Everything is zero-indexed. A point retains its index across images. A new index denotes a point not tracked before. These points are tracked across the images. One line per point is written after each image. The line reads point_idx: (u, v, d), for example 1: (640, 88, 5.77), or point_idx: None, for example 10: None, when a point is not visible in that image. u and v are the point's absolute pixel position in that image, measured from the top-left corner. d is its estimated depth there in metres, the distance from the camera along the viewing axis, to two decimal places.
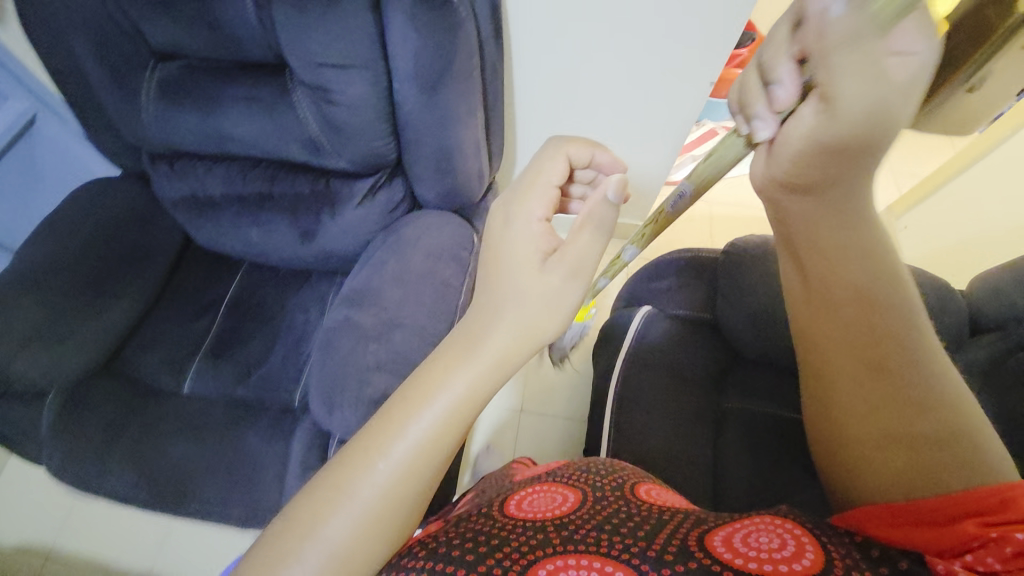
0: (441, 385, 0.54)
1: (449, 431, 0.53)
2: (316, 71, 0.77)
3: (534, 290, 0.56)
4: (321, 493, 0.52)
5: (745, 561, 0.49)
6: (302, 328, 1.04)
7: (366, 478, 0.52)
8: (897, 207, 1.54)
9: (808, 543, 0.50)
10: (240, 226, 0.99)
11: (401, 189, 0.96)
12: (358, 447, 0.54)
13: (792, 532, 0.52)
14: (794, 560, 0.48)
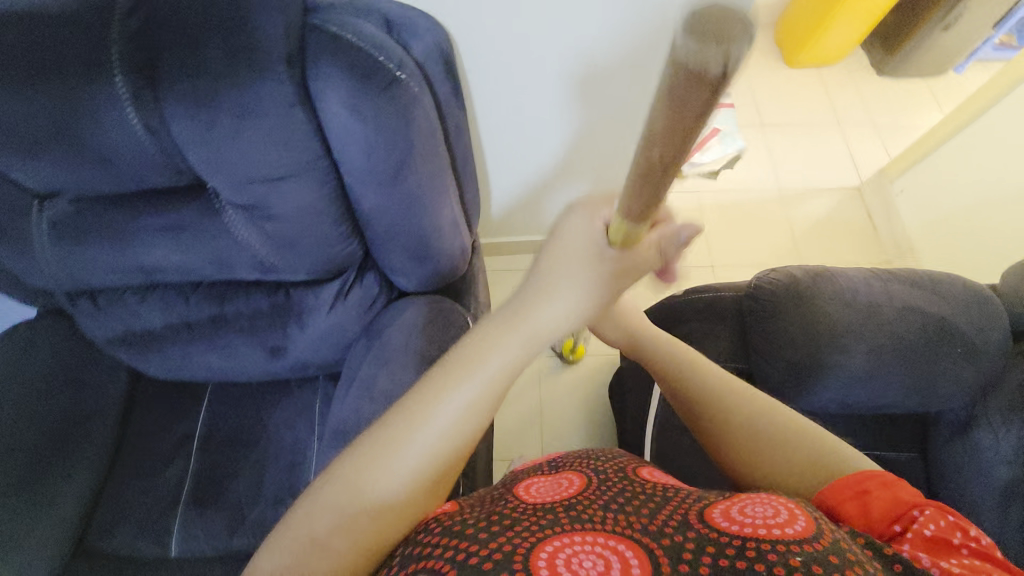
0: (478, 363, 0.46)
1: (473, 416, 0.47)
2: (247, 188, 0.62)
3: (584, 291, 0.44)
4: (316, 512, 0.46)
5: (746, 529, 0.44)
6: (293, 449, 0.91)
7: (408, 437, 0.46)
8: (889, 171, 1.51)
9: (804, 514, 0.45)
10: (196, 354, 0.84)
11: (375, 282, 0.82)
12: (398, 407, 0.48)
13: (792, 505, 0.46)
14: (793, 528, 0.43)
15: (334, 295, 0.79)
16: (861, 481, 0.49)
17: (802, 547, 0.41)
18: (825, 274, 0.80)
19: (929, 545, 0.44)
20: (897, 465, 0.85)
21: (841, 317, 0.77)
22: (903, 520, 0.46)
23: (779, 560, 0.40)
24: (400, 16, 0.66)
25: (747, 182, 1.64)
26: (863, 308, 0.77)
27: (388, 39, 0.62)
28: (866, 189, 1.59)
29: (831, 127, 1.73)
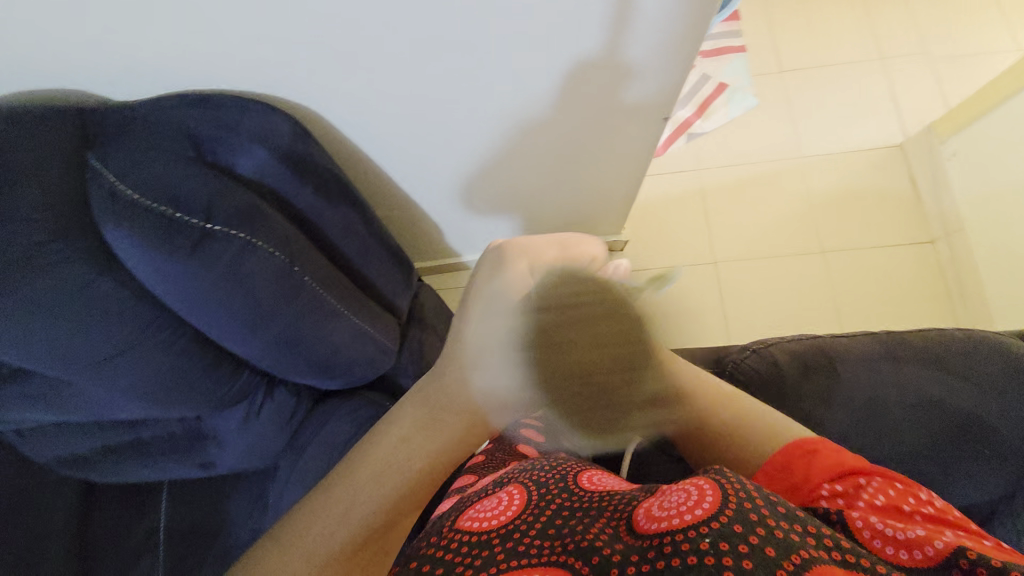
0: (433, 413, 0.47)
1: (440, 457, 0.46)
2: (81, 373, 0.53)
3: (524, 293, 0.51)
4: None
5: (666, 523, 0.41)
6: (253, 538, 0.90)
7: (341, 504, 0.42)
8: (939, 127, 1.22)
9: (710, 485, 0.43)
10: (130, 469, 0.82)
11: (289, 396, 0.74)
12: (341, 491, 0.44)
13: (702, 480, 0.44)
14: (704, 506, 0.41)
15: (243, 418, 0.72)
16: (792, 452, 0.49)
17: (710, 524, 0.39)
18: (817, 359, 0.67)
19: (874, 511, 0.43)
20: None
21: (843, 420, 0.64)
22: (841, 483, 0.45)
23: (692, 548, 0.38)
24: (212, 129, 0.53)
25: (760, 150, 1.37)
26: (869, 404, 0.64)
27: (185, 176, 0.50)
28: (910, 148, 1.31)
29: (872, 65, 1.39)
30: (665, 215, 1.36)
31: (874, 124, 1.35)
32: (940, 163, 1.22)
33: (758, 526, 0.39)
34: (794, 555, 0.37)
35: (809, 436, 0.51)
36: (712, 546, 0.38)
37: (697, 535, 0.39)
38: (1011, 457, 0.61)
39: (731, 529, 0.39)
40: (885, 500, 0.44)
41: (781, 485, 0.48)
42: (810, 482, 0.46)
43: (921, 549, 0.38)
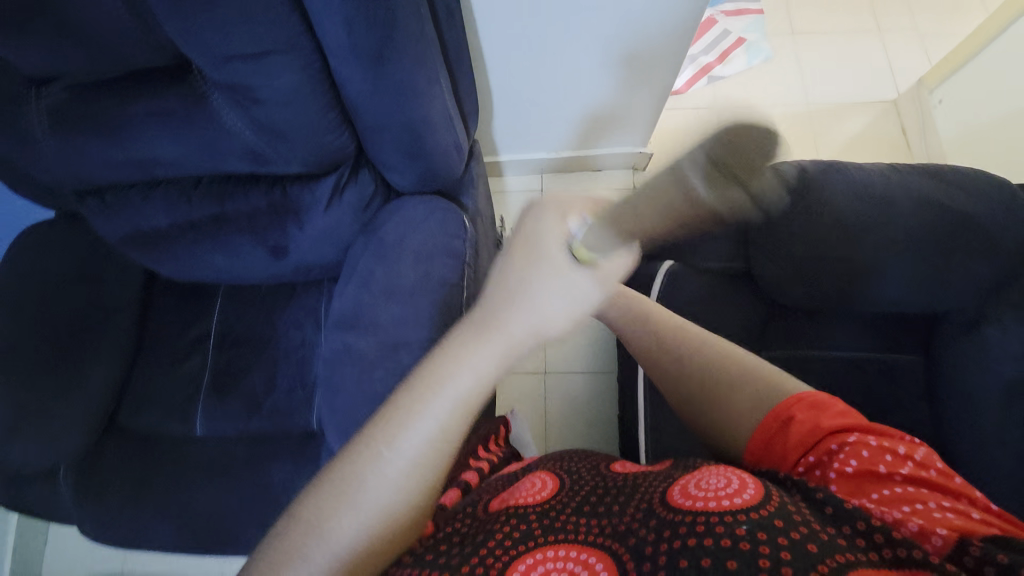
0: (451, 376, 0.49)
1: (465, 411, 0.49)
2: (228, 66, 0.60)
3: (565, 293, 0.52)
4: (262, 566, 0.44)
5: (706, 503, 0.51)
6: (301, 348, 0.95)
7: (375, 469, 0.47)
8: (928, 80, 1.40)
9: (754, 483, 0.53)
10: (204, 254, 0.87)
11: (371, 180, 0.82)
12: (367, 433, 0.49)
13: (744, 477, 0.54)
14: (743, 497, 0.50)
15: (330, 191, 0.80)
16: (772, 426, 0.59)
17: (750, 513, 0.48)
18: (828, 165, 0.76)
19: (852, 479, 0.53)
20: (896, 369, 0.85)
21: (843, 206, 0.74)
22: (817, 453, 0.56)
23: (726, 531, 0.47)
24: None
25: (771, 97, 1.53)
26: (868, 195, 0.73)
27: None
28: (903, 103, 1.48)
29: (870, 33, 1.59)
30: (683, 141, 1.50)
31: (870, 83, 1.53)
32: (929, 110, 1.39)
33: (800, 526, 0.47)
34: (832, 555, 0.44)
35: (786, 401, 0.59)
36: (750, 532, 0.46)
37: (733, 520, 0.48)
38: (996, 246, 0.72)
39: (771, 521, 0.47)
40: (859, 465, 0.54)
41: (768, 458, 0.60)
42: (787, 459, 0.57)
43: (928, 538, 0.47)
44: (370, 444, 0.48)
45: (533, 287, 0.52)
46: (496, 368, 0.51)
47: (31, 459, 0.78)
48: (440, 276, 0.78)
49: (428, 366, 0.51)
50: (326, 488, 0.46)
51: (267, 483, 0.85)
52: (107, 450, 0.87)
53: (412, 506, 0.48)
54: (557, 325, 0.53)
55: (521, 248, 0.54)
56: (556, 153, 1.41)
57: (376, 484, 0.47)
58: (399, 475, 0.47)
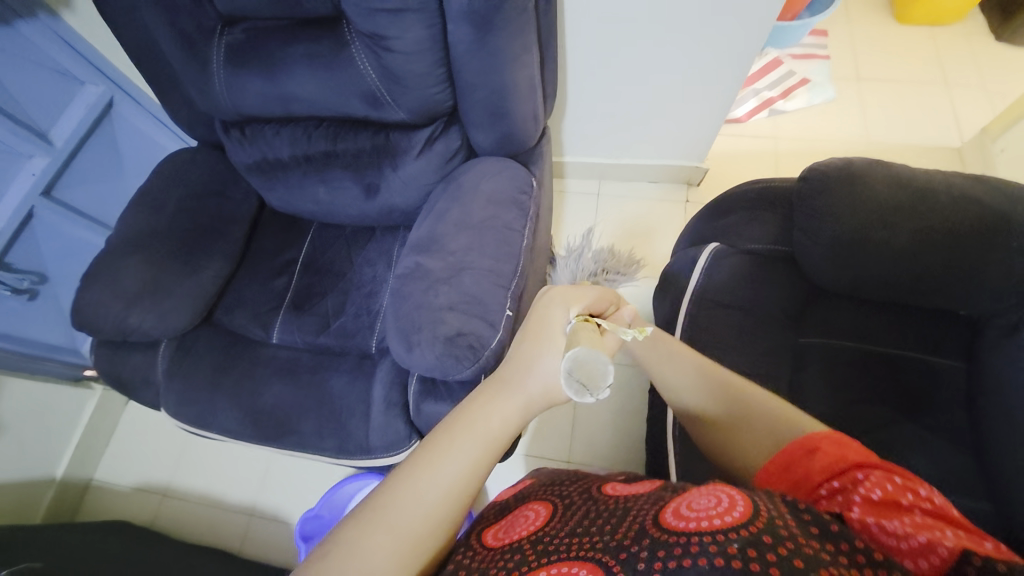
0: (481, 421, 0.55)
1: (494, 449, 0.54)
2: (373, 16, 0.76)
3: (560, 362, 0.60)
4: (334, 541, 0.46)
5: (695, 524, 0.44)
6: (371, 282, 1.07)
7: (449, 458, 0.51)
8: (992, 128, 1.44)
9: (743, 498, 0.45)
10: (309, 186, 1.03)
11: (458, 137, 0.96)
12: (440, 430, 0.55)
13: (734, 491, 0.46)
14: (733, 515, 0.43)
15: (425, 140, 0.94)
16: (794, 451, 0.54)
17: (738, 531, 0.41)
18: (873, 160, 0.83)
19: (872, 506, 0.46)
20: (933, 371, 0.86)
21: (886, 194, 0.79)
22: (839, 479, 0.50)
23: (716, 549, 0.40)
24: None
25: (832, 133, 1.59)
26: (911, 188, 0.79)
27: None
28: (966, 150, 1.52)
29: (938, 85, 1.64)
30: (740, 164, 1.58)
31: (934, 130, 1.57)
32: (991, 157, 1.42)
33: (790, 541, 0.40)
34: (822, 568, 0.39)
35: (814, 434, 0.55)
36: (740, 552, 0.40)
37: (724, 538, 0.41)
38: None
39: (760, 538, 0.40)
40: (881, 494, 0.47)
41: (786, 483, 0.54)
42: (810, 481, 0.51)
43: (928, 557, 0.42)
44: (411, 476, 0.50)
45: (543, 361, 0.60)
46: (515, 423, 0.57)
47: (148, 326, 0.92)
48: (505, 220, 0.89)
49: (456, 414, 0.56)
50: (378, 497, 0.49)
51: (325, 387, 0.95)
52: (199, 339, 1.01)
53: (439, 535, 0.49)
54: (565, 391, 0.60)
55: (533, 333, 0.64)
56: (617, 160, 1.52)
57: (411, 509, 0.48)
58: (432, 499, 0.49)
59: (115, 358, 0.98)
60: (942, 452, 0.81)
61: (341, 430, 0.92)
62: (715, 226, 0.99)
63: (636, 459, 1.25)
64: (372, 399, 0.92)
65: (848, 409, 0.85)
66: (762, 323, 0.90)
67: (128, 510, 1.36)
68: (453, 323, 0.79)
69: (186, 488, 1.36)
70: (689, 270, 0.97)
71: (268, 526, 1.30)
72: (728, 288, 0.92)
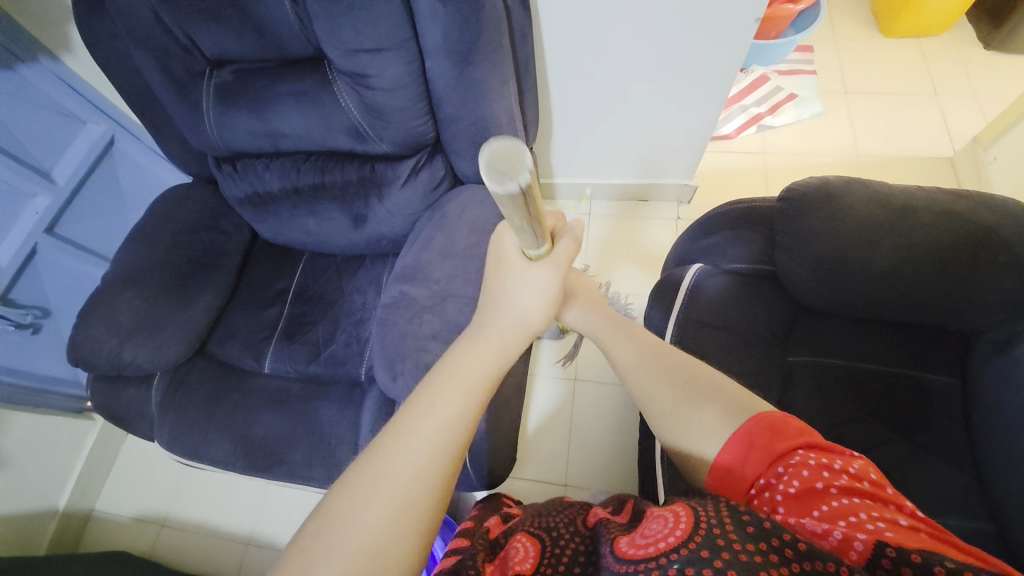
0: (461, 372, 0.54)
1: (476, 397, 0.52)
2: (353, 56, 0.79)
3: (527, 288, 0.61)
4: (321, 519, 0.44)
5: (647, 551, 0.46)
6: (361, 310, 1.09)
7: (432, 406, 0.50)
8: (983, 137, 1.44)
9: (686, 512, 0.47)
10: (298, 217, 1.05)
11: (442, 165, 0.97)
12: (423, 386, 0.53)
13: (679, 507, 0.48)
14: (676, 535, 0.45)
15: (409, 170, 0.96)
16: (733, 448, 0.55)
17: (679, 552, 0.43)
18: (850, 178, 0.83)
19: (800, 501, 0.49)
20: (924, 388, 0.85)
21: (866, 212, 0.79)
22: (766, 474, 0.52)
23: (662, 574, 0.43)
24: None
25: (822, 147, 1.60)
26: (890, 205, 0.79)
27: None
28: (958, 159, 1.51)
29: (927, 95, 1.65)
30: (730, 179, 1.59)
31: (925, 140, 1.57)
32: (984, 166, 1.42)
33: (725, 551, 0.42)
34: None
35: (747, 420, 0.55)
36: (681, 572, 0.42)
37: (666, 562, 0.43)
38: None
39: (697, 555, 0.42)
40: (802, 482, 0.50)
41: (726, 481, 0.55)
42: (745, 476, 0.53)
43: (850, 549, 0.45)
44: (395, 437, 0.48)
45: (507, 292, 0.61)
46: (498, 360, 0.56)
47: (142, 361, 0.93)
48: (488, 247, 0.90)
49: (437, 370, 0.55)
50: (362, 463, 0.47)
51: (315, 416, 0.95)
52: (193, 371, 1.02)
53: (433, 491, 0.46)
54: (538, 317, 0.61)
55: (494, 270, 0.65)
56: (607, 180, 1.53)
57: (399, 471, 0.46)
58: (421, 453, 0.47)
59: (111, 392, 0.99)
60: (937, 473, 0.79)
61: (330, 459, 0.92)
62: (700, 246, 0.99)
63: (633, 481, 1.23)
64: (360, 427, 0.92)
65: (843, 430, 0.83)
66: (748, 343, 0.89)
67: (125, 542, 1.36)
68: (436, 352, 0.79)
69: (183, 518, 1.36)
70: (675, 290, 0.97)
71: (264, 556, 1.29)
72: (713, 308, 0.92)
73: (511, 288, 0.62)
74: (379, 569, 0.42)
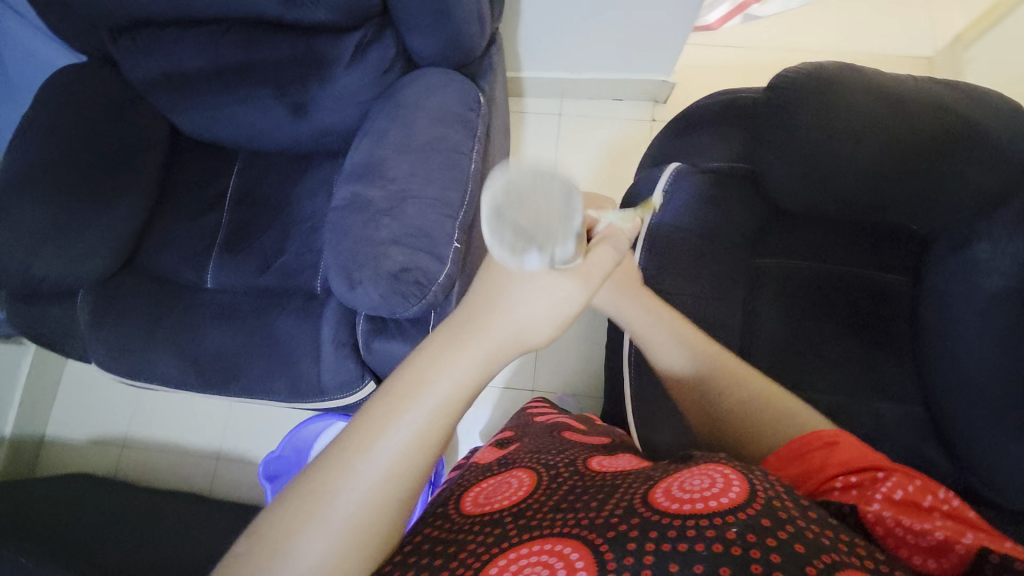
0: (426, 385, 0.41)
1: (443, 418, 0.42)
2: None
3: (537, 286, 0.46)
4: (257, 543, 0.37)
5: (688, 506, 0.42)
6: (312, 217, 0.99)
7: (392, 426, 0.40)
8: (964, 36, 1.38)
9: (738, 477, 0.43)
10: (226, 106, 0.90)
11: (393, 44, 0.83)
12: (383, 395, 0.42)
13: (727, 470, 0.45)
14: (729, 496, 0.41)
15: (354, 48, 0.81)
16: (812, 443, 0.50)
17: (736, 514, 0.39)
18: (845, 65, 0.77)
19: (892, 505, 0.44)
20: (881, 286, 0.87)
21: (856, 101, 0.75)
22: (857, 475, 0.47)
23: (716, 535, 0.38)
24: None
25: (805, 42, 1.50)
26: (880, 95, 0.75)
27: None
28: (938, 60, 1.46)
29: None
30: (709, 77, 1.48)
31: (910, 36, 1.49)
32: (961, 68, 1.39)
33: (788, 522, 0.39)
34: (822, 553, 0.37)
35: (826, 428, 0.52)
36: (739, 535, 0.38)
37: (722, 522, 0.39)
38: (999, 157, 0.73)
39: (759, 521, 0.39)
40: (903, 494, 0.45)
41: (796, 471, 0.50)
42: (825, 471, 0.48)
43: (940, 559, 0.42)
44: (346, 454, 0.39)
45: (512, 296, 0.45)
46: (478, 375, 0.44)
47: (58, 277, 0.84)
48: (450, 141, 0.80)
49: (398, 374, 0.43)
50: (306, 483, 0.39)
51: (271, 329, 0.90)
52: (125, 285, 0.92)
53: (386, 525, 0.40)
54: (540, 332, 0.47)
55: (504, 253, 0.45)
56: (577, 76, 1.40)
57: (342, 500, 0.38)
58: (375, 483, 0.39)
59: (29, 310, 0.89)
60: (883, 363, 0.85)
61: (292, 372, 0.88)
62: (679, 143, 0.92)
63: (600, 384, 1.28)
64: (321, 337, 0.87)
65: (803, 329, 0.86)
66: (721, 246, 0.87)
67: (85, 467, 1.32)
68: (397, 258, 0.73)
69: (145, 440, 1.32)
70: (651, 192, 0.92)
71: (237, 467, 1.30)
72: (689, 211, 0.88)
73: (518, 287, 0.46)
74: None
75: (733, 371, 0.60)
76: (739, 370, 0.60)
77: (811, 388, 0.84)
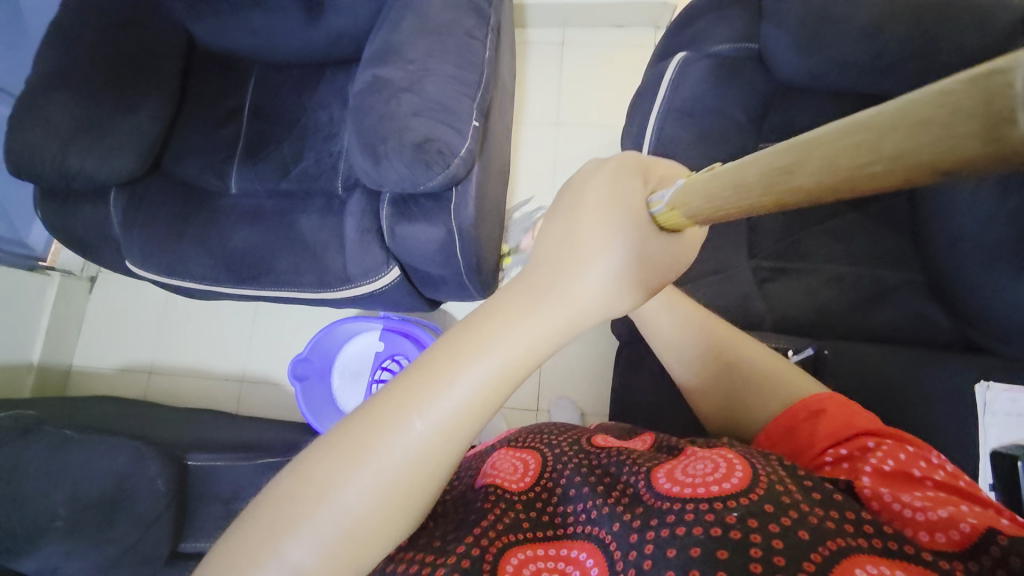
0: (482, 353, 0.37)
1: (507, 384, 0.38)
2: None
3: (626, 262, 0.40)
4: (305, 474, 0.35)
5: (690, 490, 0.42)
6: (328, 125, 1.00)
7: (450, 386, 0.36)
8: None
9: (742, 462, 0.44)
10: (242, 10, 0.92)
11: None
12: (440, 352, 0.37)
13: (731, 456, 0.45)
14: (732, 482, 0.42)
15: None
16: (797, 414, 0.53)
17: (738, 500, 0.40)
18: None
19: (884, 477, 0.45)
20: None
21: None
22: (847, 446, 0.49)
23: (715, 518, 0.39)
24: None
25: None
26: None
27: None
28: None
29: None
30: None
31: None
32: None
33: (792, 508, 0.39)
34: (828, 539, 0.37)
35: (812, 396, 0.55)
36: (740, 521, 0.39)
37: (724, 507, 0.40)
38: (992, 15, 0.76)
39: (761, 507, 0.39)
40: (893, 464, 0.46)
41: (787, 446, 0.53)
42: (814, 447, 0.51)
43: (947, 531, 0.39)
44: (398, 404, 0.36)
45: (601, 259, 0.39)
46: (548, 344, 0.39)
47: (92, 169, 0.86)
48: (465, 26, 0.83)
49: (464, 328, 0.39)
50: (355, 429, 0.36)
51: (295, 226, 0.93)
52: (152, 189, 0.96)
53: (434, 477, 0.37)
54: (618, 303, 0.42)
55: (602, 205, 0.40)
56: (580, 0, 1.41)
57: (396, 446, 0.35)
58: (429, 442, 0.36)
59: (63, 212, 0.93)
60: (884, 237, 0.88)
61: (319, 264, 0.91)
62: (685, 36, 0.95)
63: None
64: (346, 230, 0.91)
65: (808, 206, 0.89)
66: (728, 130, 0.90)
67: (115, 392, 1.37)
68: (420, 129, 0.76)
69: (171, 365, 1.37)
70: (657, 86, 0.95)
71: (260, 391, 1.34)
72: (696, 97, 0.91)
73: (606, 253, 0.39)
74: (360, 550, 0.35)
75: (733, 356, 0.63)
76: (739, 354, 0.63)
77: (818, 257, 0.87)
